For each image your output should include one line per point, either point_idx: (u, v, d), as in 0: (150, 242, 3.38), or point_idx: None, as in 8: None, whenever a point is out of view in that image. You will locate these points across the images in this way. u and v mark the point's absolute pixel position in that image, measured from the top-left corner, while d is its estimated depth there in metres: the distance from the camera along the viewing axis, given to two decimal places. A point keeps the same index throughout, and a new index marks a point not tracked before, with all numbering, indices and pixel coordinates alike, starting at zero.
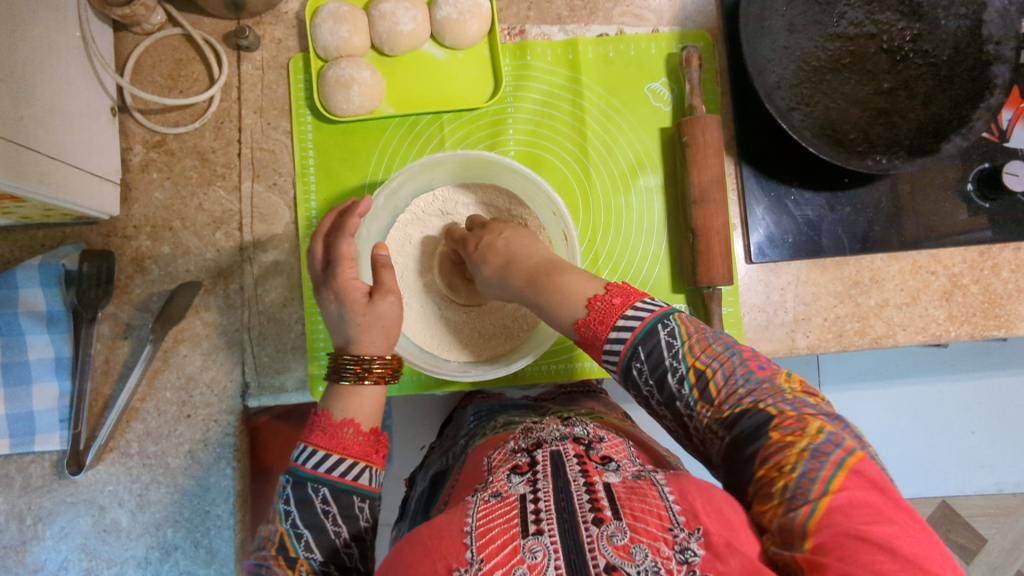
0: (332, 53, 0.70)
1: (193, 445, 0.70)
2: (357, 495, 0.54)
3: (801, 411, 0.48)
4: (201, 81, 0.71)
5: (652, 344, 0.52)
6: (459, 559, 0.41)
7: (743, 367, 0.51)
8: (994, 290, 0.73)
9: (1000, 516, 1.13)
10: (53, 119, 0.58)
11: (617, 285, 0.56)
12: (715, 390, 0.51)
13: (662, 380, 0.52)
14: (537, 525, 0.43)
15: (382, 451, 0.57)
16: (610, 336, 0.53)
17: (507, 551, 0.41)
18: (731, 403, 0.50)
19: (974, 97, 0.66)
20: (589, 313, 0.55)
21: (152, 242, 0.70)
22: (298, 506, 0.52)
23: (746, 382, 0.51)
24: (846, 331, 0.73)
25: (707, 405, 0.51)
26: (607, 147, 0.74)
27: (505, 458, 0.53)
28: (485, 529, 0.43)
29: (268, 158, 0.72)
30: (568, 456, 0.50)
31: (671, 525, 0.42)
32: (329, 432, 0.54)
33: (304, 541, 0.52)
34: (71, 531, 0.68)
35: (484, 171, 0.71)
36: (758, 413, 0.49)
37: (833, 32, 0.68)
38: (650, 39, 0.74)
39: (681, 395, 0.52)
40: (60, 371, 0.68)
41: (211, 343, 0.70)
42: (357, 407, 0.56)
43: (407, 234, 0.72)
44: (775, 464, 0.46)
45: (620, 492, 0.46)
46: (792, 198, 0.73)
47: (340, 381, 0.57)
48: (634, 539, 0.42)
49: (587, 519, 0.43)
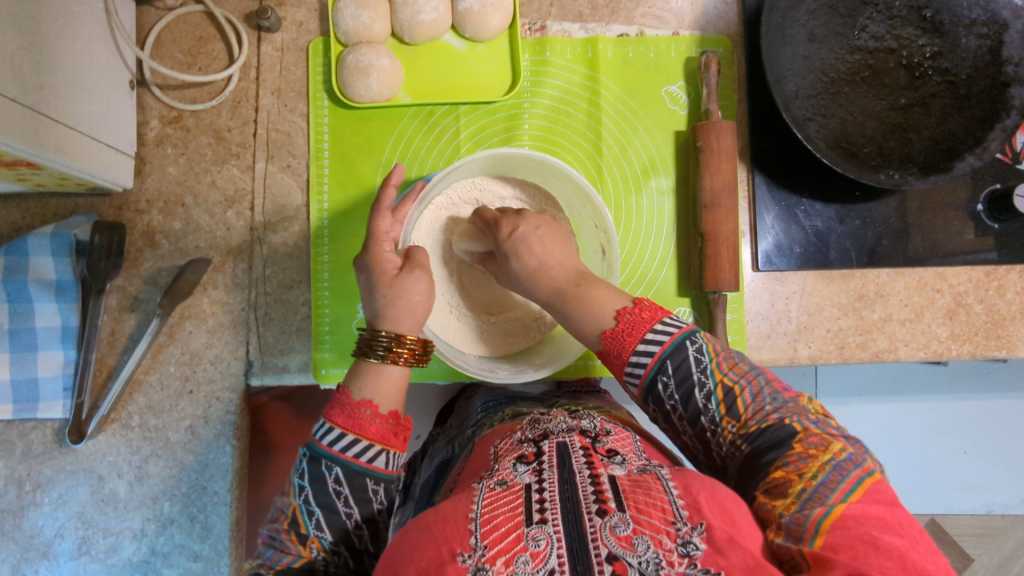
0: (353, 38, 0.70)
1: (194, 421, 0.70)
2: (371, 478, 0.54)
3: (823, 431, 0.49)
4: (220, 59, 0.72)
5: (680, 359, 0.54)
6: (463, 544, 0.42)
7: (768, 387, 0.53)
8: (998, 311, 0.73)
9: (987, 537, 1.13)
10: (73, 89, 0.58)
11: (646, 302, 0.58)
12: (741, 406, 0.52)
13: (688, 394, 0.53)
14: (541, 514, 0.43)
15: (401, 434, 0.57)
16: (638, 349, 0.55)
17: (510, 539, 0.42)
18: (757, 418, 0.51)
19: (990, 117, 0.67)
20: (617, 324, 0.57)
21: (164, 216, 0.71)
22: (311, 483, 0.53)
23: (771, 401, 0.52)
24: (848, 343, 0.73)
25: (733, 420, 0.52)
26: (622, 148, 0.74)
27: (511, 448, 0.53)
28: (490, 516, 0.44)
29: (283, 139, 0.72)
30: (575, 448, 0.51)
31: (675, 518, 0.43)
32: (348, 412, 0.55)
33: (315, 519, 0.53)
34: (69, 499, 0.69)
35: (531, 170, 0.68)
36: (783, 427, 0.50)
37: (853, 44, 0.68)
38: (671, 42, 0.74)
39: (706, 410, 0.53)
40: (66, 340, 0.68)
41: (217, 320, 0.71)
42: (379, 387, 0.57)
43: (439, 217, 0.70)
44: (796, 469, 0.47)
45: (625, 485, 0.46)
46: (803, 208, 0.73)
47: (369, 358, 0.58)
48: (637, 531, 0.42)
49: (591, 510, 0.43)
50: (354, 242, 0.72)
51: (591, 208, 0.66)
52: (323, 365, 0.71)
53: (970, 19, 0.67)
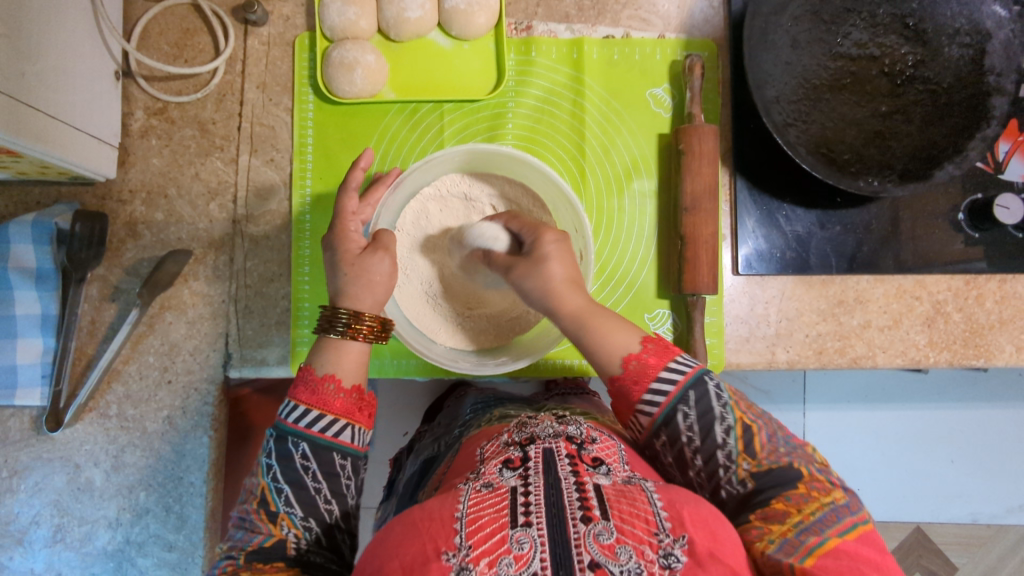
0: (338, 34, 0.70)
1: (172, 412, 0.70)
2: (338, 452, 0.54)
3: (827, 479, 0.52)
4: (206, 52, 0.72)
5: (701, 392, 0.53)
6: (448, 543, 0.42)
7: (780, 431, 0.55)
8: (977, 320, 0.73)
9: (973, 546, 1.13)
10: (56, 79, 0.58)
11: (653, 342, 0.56)
12: (758, 445, 0.53)
13: (708, 428, 0.53)
14: (526, 517, 0.43)
15: (366, 409, 0.57)
16: (644, 398, 0.54)
17: (494, 541, 0.42)
18: (771, 458, 0.52)
19: (971, 126, 0.67)
20: (624, 371, 0.55)
21: (147, 207, 0.71)
22: (279, 460, 0.54)
23: (783, 444, 0.54)
24: (826, 349, 0.73)
25: (749, 458, 0.52)
26: (605, 150, 0.74)
27: (498, 450, 0.53)
28: (474, 517, 0.43)
29: (267, 133, 0.72)
30: (561, 455, 0.50)
31: (658, 529, 0.44)
32: (312, 388, 0.55)
33: (284, 495, 0.53)
34: (45, 487, 0.69)
35: (517, 168, 0.69)
36: (791, 470, 0.51)
37: (836, 51, 0.69)
38: (656, 44, 0.74)
39: (725, 444, 0.52)
40: (45, 328, 0.68)
41: (196, 312, 0.71)
42: (341, 362, 0.56)
43: (425, 208, 0.69)
44: (796, 504, 0.49)
45: (609, 494, 0.46)
46: (784, 213, 0.73)
47: (329, 334, 0.56)
48: (620, 540, 0.42)
49: (575, 517, 0.43)
50: None
51: (572, 213, 0.67)
52: (300, 360, 0.71)
53: (953, 28, 0.68)
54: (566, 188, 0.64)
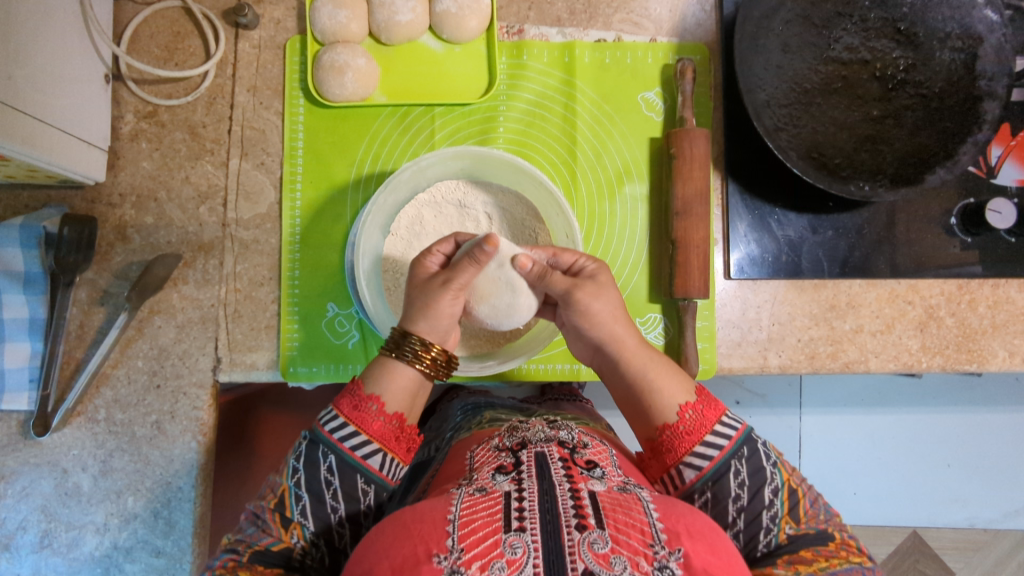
0: (329, 37, 0.70)
1: (161, 416, 0.70)
2: (362, 476, 0.53)
3: (856, 543, 0.54)
4: (197, 55, 0.72)
5: (753, 449, 0.56)
6: (439, 546, 0.41)
7: (819, 499, 0.57)
8: (970, 325, 0.73)
9: (969, 550, 1.13)
10: (44, 81, 0.58)
11: (706, 396, 0.58)
12: (801, 509, 0.55)
13: (758, 488, 0.54)
14: (520, 522, 0.43)
15: (403, 441, 0.56)
16: (694, 450, 0.55)
17: (487, 544, 0.41)
18: (811, 523, 0.55)
19: (963, 131, 0.67)
20: (679, 421, 0.56)
21: (136, 211, 0.71)
22: (305, 465, 0.54)
23: (821, 511, 0.56)
24: (818, 353, 0.73)
25: (792, 521, 0.54)
26: (596, 154, 0.74)
27: (490, 456, 0.53)
28: (467, 520, 0.43)
29: (257, 136, 0.72)
30: (553, 459, 0.50)
31: (653, 541, 0.43)
32: (356, 403, 0.55)
33: (301, 504, 0.53)
34: (32, 492, 0.69)
35: (509, 173, 0.69)
36: (826, 533, 0.54)
37: (827, 55, 0.69)
38: (648, 48, 0.74)
39: (771, 504, 0.54)
40: (33, 332, 0.68)
41: (186, 315, 0.71)
42: (390, 386, 0.56)
43: (419, 214, 0.68)
44: (825, 555, 0.52)
45: (604, 502, 0.45)
46: (776, 217, 0.73)
47: (396, 355, 0.57)
48: (614, 550, 0.41)
49: (570, 524, 0.42)
50: (326, 242, 0.72)
51: (562, 218, 0.67)
52: (291, 364, 0.71)
53: (945, 33, 0.67)
54: (557, 193, 0.66)
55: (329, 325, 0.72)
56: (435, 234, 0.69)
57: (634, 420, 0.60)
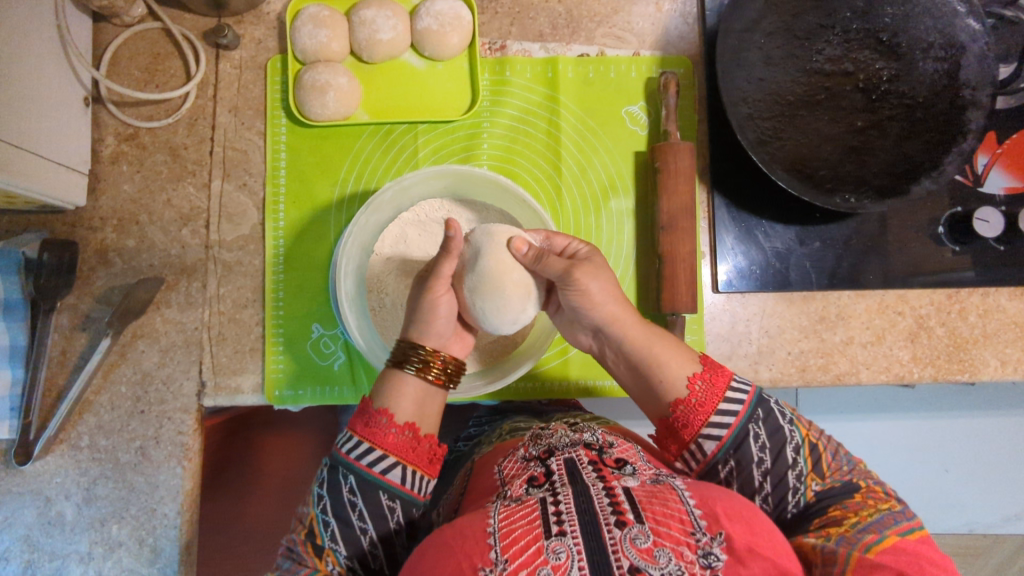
0: (310, 56, 0.69)
1: (145, 442, 0.69)
2: (385, 492, 0.53)
3: (885, 490, 0.53)
4: (177, 76, 0.71)
5: (767, 408, 0.55)
6: (483, 559, 0.40)
7: (841, 451, 0.57)
8: (960, 334, 0.72)
9: (969, 556, 1.12)
10: (20, 106, 0.57)
11: (712, 361, 0.57)
12: (825, 464, 0.55)
13: (781, 450, 0.54)
14: (560, 526, 0.42)
15: (421, 451, 0.55)
16: (711, 421, 0.54)
17: (531, 552, 0.40)
18: (836, 477, 0.54)
19: (947, 140, 0.66)
20: (690, 394, 0.55)
21: (118, 234, 0.70)
22: (328, 492, 0.53)
23: (845, 462, 0.56)
24: (809, 366, 0.73)
25: (817, 478, 0.54)
26: (581, 168, 0.74)
27: (519, 468, 0.52)
28: (507, 530, 0.42)
29: (239, 157, 0.72)
30: (583, 463, 0.49)
31: (693, 529, 0.42)
32: (367, 420, 0.54)
33: (330, 530, 0.52)
34: (15, 521, 0.68)
35: (491, 192, 0.69)
36: (850, 484, 0.54)
37: (809, 67, 0.68)
38: (631, 62, 0.74)
39: (795, 463, 0.54)
40: (14, 359, 0.67)
41: (169, 339, 0.70)
42: (400, 399, 0.55)
43: (403, 232, 0.67)
44: (854, 509, 0.50)
45: (640, 496, 0.45)
46: (762, 230, 0.73)
47: (401, 368, 0.57)
48: (657, 543, 0.41)
49: (610, 522, 0.42)
50: (309, 262, 0.72)
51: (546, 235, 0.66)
52: (277, 387, 0.70)
53: (927, 42, 0.67)
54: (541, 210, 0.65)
55: (315, 346, 0.71)
56: (420, 252, 0.68)
57: (647, 403, 0.59)
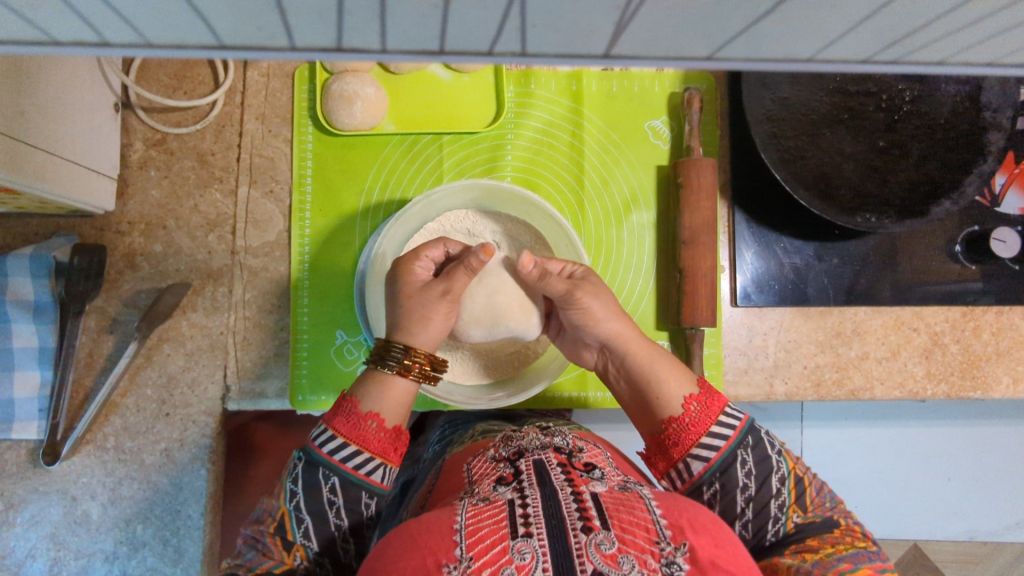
0: (339, 67, 0.70)
1: (170, 444, 0.70)
2: (366, 491, 0.54)
3: (862, 529, 0.54)
4: (206, 83, 0.72)
5: (757, 437, 0.56)
6: (449, 555, 0.39)
7: (825, 489, 0.58)
8: (974, 351, 0.74)
9: (969, 563, 1.14)
10: (54, 112, 0.58)
11: (709, 386, 0.58)
12: (808, 497, 0.56)
13: (765, 479, 0.55)
14: (526, 528, 0.41)
15: (400, 448, 0.57)
16: (701, 442, 0.55)
17: (496, 551, 0.40)
18: (817, 512, 0.55)
19: (968, 162, 0.68)
20: (684, 414, 0.56)
21: (145, 238, 0.71)
22: (304, 490, 0.53)
23: (827, 499, 0.57)
24: (824, 380, 0.74)
25: (799, 509, 0.55)
26: (603, 181, 0.75)
27: (488, 469, 0.51)
28: (474, 528, 0.42)
29: (266, 164, 0.72)
30: (552, 465, 0.49)
31: (658, 538, 0.42)
32: (353, 422, 0.54)
33: (303, 527, 0.53)
34: (42, 520, 0.69)
35: (514, 204, 0.69)
36: (830, 521, 0.55)
37: (833, 87, 0.69)
38: (655, 77, 0.75)
39: (779, 493, 0.55)
40: (43, 361, 0.69)
41: (195, 343, 0.71)
42: (384, 400, 0.56)
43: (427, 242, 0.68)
44: (831, 541, 0.52)
45: (608, 503, 0.44)
46: (782, 245, 0.73)
47: (383, 367, 0.57)
48: (622, 549, 0.40)
49: (576, 527, 0.41)
50: (333, 269, 0.73)
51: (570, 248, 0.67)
52: (299, 392, 0.71)
53: None
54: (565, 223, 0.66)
55: (338, 352, 0.72)
56: None
57: (639, 416, 0.60)
